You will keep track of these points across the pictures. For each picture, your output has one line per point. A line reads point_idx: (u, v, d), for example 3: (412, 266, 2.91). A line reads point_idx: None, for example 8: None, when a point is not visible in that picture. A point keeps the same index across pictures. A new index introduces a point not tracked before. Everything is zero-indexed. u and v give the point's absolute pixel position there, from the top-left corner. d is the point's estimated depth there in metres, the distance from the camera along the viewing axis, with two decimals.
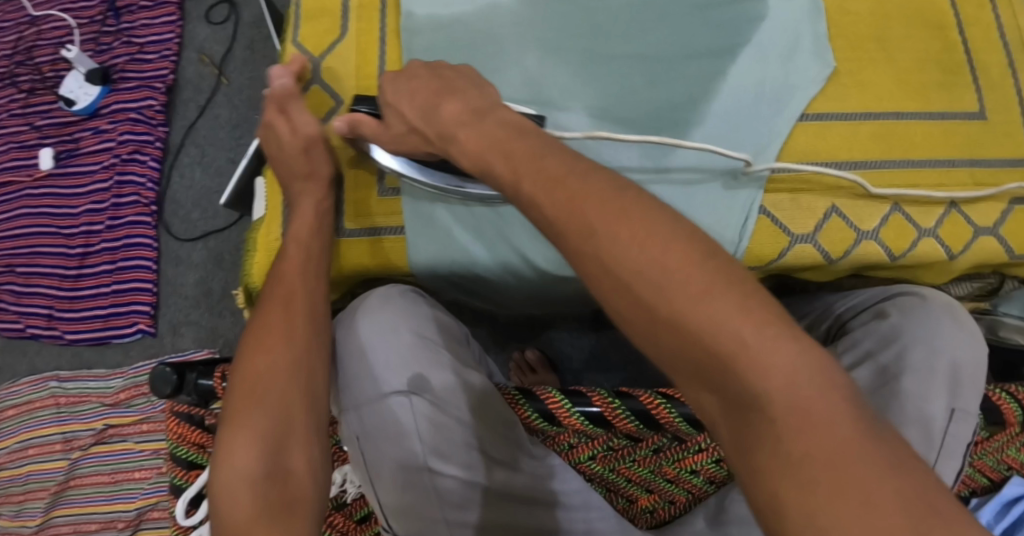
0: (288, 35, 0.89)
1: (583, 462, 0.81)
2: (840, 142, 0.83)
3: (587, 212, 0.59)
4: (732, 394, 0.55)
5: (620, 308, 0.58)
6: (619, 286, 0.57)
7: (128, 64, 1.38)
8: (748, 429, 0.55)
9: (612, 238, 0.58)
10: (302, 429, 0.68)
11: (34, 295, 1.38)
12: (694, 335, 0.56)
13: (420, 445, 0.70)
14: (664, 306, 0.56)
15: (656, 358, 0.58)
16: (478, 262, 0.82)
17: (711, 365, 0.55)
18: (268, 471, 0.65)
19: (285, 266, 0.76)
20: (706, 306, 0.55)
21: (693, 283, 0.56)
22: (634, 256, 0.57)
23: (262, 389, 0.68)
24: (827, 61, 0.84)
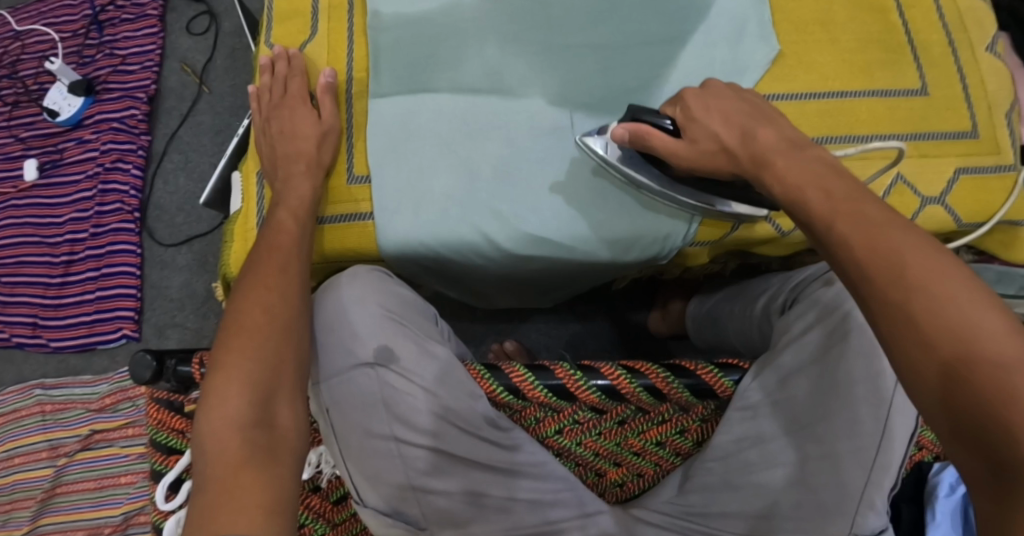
0: (263, 38, 0.93)
1: (551, 437, 0.83)
2: (792, 120, 0.86)
3: (911, 264, 0.63)
4: (999, 456, 0.57)
5: (917, 358, 0.61)
6: (920, 337, 0.61)
7: (111, 75, 1.41)
8: (1010, 492, 0.57)
9: (929, 291, 0.61)
10: (289, 382, 0.70)
11: (20, 305, 1.39)
12: (980, 394, 0.58)
13: (386, 415, 0.73)
14: (961, 363, 0.59)
15: (922, 404, 0.61)
16: (443, 243, 0.84)
17: (986, 422, 0.58)
18: (257, 419, 0.67)
19: (271, 239, 0.78)
20: (999, 370, 0.58)
21: (1001, 348, 0.59)
22: (948, 314, 0.60)
23: (253, 340, 0.70)
24: (773, 44, 0.87)
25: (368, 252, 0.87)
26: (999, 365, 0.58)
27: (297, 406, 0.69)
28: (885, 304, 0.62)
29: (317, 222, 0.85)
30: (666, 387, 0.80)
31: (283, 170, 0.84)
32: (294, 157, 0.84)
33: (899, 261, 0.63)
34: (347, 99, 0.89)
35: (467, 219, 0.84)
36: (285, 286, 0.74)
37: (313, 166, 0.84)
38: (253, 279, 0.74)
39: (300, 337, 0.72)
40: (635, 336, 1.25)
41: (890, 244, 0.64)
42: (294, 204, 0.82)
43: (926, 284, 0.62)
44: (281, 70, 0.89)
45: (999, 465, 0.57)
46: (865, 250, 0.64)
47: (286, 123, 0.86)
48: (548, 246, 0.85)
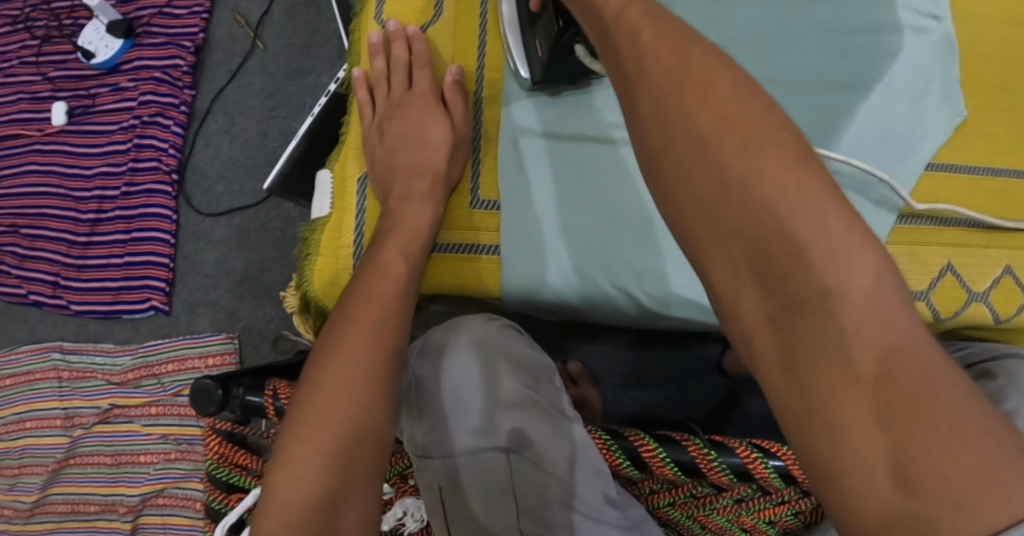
0: (371, 10, 0.83)
1: (662, 507, 0.80)
2: (964, 196, 0.76)
3: (680, 56, 0.54)
4: (795, 294, 0.49)
5: (691, 173, 0.53)
6: (692, 143, 0.52)
7: (154, 18, 1.27)
8: (805, 341, 0.49)
9: (704, 84, 0.53)
10: (364, 484, 0.59)
11: (39, 261, 1.28)
12: (759, 209, 0.50)
13: (513, 504, 0.67)
14: (735, 166, 0.51)
15: (694, 226, 0.52)
16: (578, 296, 0.76)
17: (769, 249, 0.50)
18: (323, 532, 0.57)
19: (380, 277, 0.68)
20: (772, 182, 0.50)
21: (775, 152, 0.51)
22: (709, 107, 0.52)
23: (329, 428, 0.60)
24: (958, 108, 0.76)
25: (484, 290, 0.77)
26: (768, 174, 0.50)
27: (369, 515, 0.59)
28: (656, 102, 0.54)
29: (432, 250, 0.76)
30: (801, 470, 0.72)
31: (403, 184, 0.76)
32: (414, 170, 0.76)
33: (679, 55, 0.54)
34: (477, 104, 0.80)
35: (608, 270, 0.75)
36: (372, 357, 0.63)
37: (433, 185, 0.76)
38: (330, 349, 0.63)
39: (380, 428, 0.62)
40: (702, 370, 1.16)
41: (670, 43, 0.55)
42: (409, 235, 0.72)
43: (709, 85, 0.53)
44: (398, 51, 0.81)
45: (789, 303, 0.49)
46: (638, 40, 0.56)
47: (411, 126, 0.79)
48: (689, 309, 0.75)
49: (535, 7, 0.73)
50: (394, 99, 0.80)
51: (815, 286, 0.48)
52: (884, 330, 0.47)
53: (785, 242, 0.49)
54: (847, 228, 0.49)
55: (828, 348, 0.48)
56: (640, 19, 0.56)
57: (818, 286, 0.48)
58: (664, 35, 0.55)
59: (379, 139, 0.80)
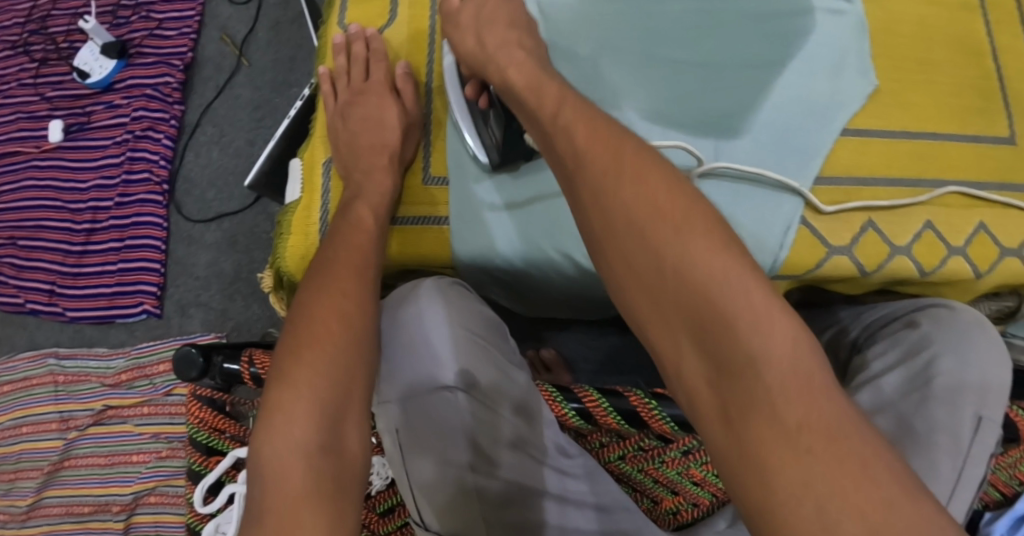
0: (335, 16, 0.91)
1: (613, 462, 0.84)
2: (885, 157, 0.82)
3: (617, 156, 0.62)
4: (726, 358, 0.55)
5: (632, 259, 0.59)
6: (633, 237, 0.59)
7: (146, 39, 1.35)
8: (738, 401, 0.54)
9: (636, 188, 0.60)
10: (361, 404, 0.65)
11: (36, 270, 1.35)
12: (692, 286, 0.56)
13: (464, 443, 0.71)
14: (669, 251, 0.57)
15: (642, 307, 0.59)
16: (523, 259, 0.81)
17: (704, 324, 0.56)
18: (325, 443, 0.61)
19: (344, 239, 0.74)
20: (704, 266, 0.56)
21: (707, 241, 0.57)
22: (643, 200, 0.59)
23: (328, 353, 0.64)
24: (871, 79, 0.83)
25: (440, 260, 0.84)
26: (700, 256, 0.57)
27: (365, 431, 0.64)
28: (599, 204, 0.61)
29: (391, 222, 0.83)
30: None
31: (364, 161, 0.82)
32: (376, 147, 0.83)
33: (614, 148, 0.62)
34: (428, 94, 0.88)
35: (549, 236, 0.80)
36: (360, 296, 0.69)
37: (394, 160, 0.83)
38: (320, 288, 0.69)
39: (370, 355, 0.67)
40: None
41: (611, 142, 0.63)
42: (374, 200, 0.79)
43: (640, 174, 0.60)
44: (357, 50, 0.88)
45: (723, 364, 0.55)
46: (583, 141, 0.64)
47: (369, 112, 0.85)
48: None
49: (484, 103, 0.82)
50: (355, 89, 0.87)
51: (743, 351, 0.54)
52: (804, 383, 0.53)
53: (716, 315, 0.55)
54: (771, 308, 0.55)
55: (758, 404, 0.53)
56: (571, 122, 0.66)
57: (747, 352, 0.54)
58: (600, 136, 0.63)
59: (343, 124, 0.87)
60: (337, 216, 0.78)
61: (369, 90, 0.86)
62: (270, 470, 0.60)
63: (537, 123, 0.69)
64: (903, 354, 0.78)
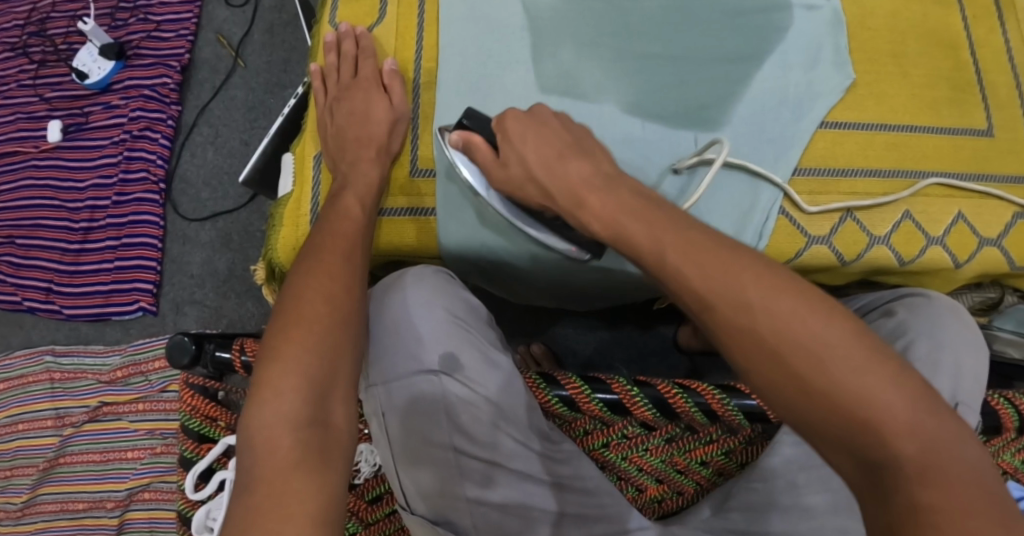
0: (326, 16, 0.92)
1: (597, 450, 0.83)
2: (862, 149, 0.84)
3: (741, 277, 0.62)
4: (871, 458, 0.58)
5: (778, 384, 0.60)
6: (780, 372, 0.60)
7: (143, 41, 1.38)
8: (890, 495, 0.57)
9: (773, 324, 0.61)
10: (346, 379, 0.67)
11: (34, 268, 1.36)
12: (837, 401, 0.59)
13: (445, 424, 0.72)
14: (813, 370, 0.59)
15: (790, 420, 0.61)
16: (507, 251, 0.84)
17: (854, 432, 0.58)
18: (312, 417, 0.64)
19: (333, 227, 0.76)
20: (849, 384, 0.59)
21: (851, 361, 0.59)
22: (777, 320, 0.61)
23: (314, 332, 0.67)
24: (847, 73, 0.85)
25: (428, 250, 0.86)
26: (847, 369, 0.59)
27: (351, 405, 0.67)
28: (740, 340, 0.62)
29: (379, 213, 0.84)
30: (720, 409, 0.78)
31: (351, 153, 0.84)
32: (364, 141, 0.84)
33: (728, 266, 0.63)
34: (416, 89, 0.88)
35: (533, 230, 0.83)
36: (345, 277, 0.71)
37: (382, 152, 0.84)
38: (308, 270, 0.71)
39: (357, 332, 0.69)
40: (661, 349, 1.22)
41: (734, 275, 0.62)
42: (361, 191, 0.81)
43: (769, 301, 0.61)
44: (348, 48, 0.90)
45: (875, 467, 0.58)
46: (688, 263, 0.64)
47: (356, 106, 0.86)
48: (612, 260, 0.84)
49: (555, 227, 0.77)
50: (343, 84, 0.89)
51: (892, 452, 0.57)
52: (946, 475, 0.56)
53: (869, 423, 0.58)
54: (915, 411, 0.58)
55: (901, 496, 0.56)
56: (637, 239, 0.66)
57: (890, 452, 0.57)
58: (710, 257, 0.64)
59: (331, 118, 0.88)
60: (326, 206, 0.79)
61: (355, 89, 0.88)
62: (261, 441, 0.63)
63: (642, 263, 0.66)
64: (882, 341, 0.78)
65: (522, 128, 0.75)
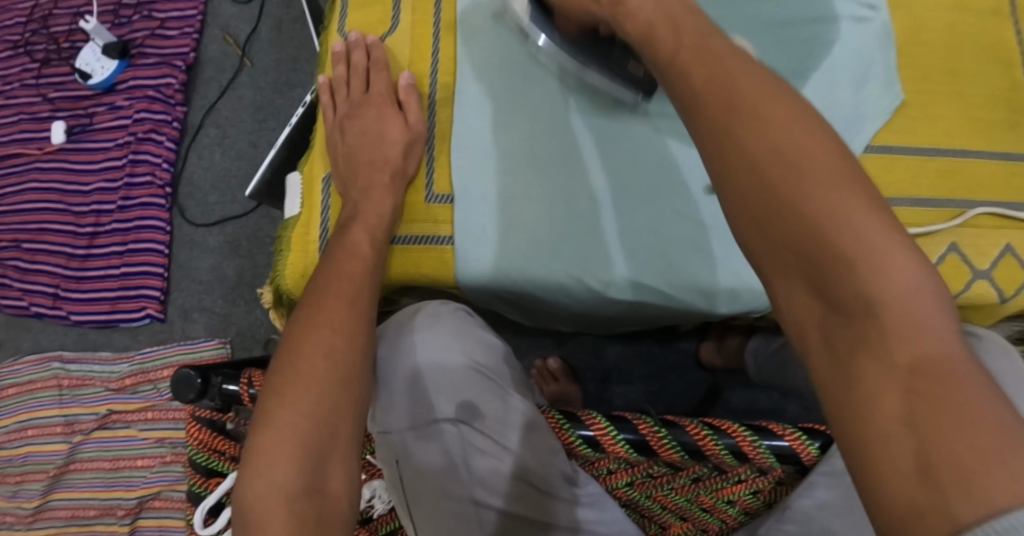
0: (335, 25, 0.89)
1: (620, 488, 0.81)
2: (907, 174, 0.79)
3: (737, 87, 0.55)
4: (838, 301, 0.49)
5: (748, 194, 0.52)
6: (755, 182, 0.52)
7: (147, 39, 1.33)
8: (846, 342, 0.48)
9: (761, 131, 0.53)
10: (346, 441, 0.63)
11: (40, 273, 1.34)
12: (810, 226, 0.50)
13: (465, 477, 0.69)
14: (794, 186, 0.51)
15: (751, 243, 0.53)
16: (530, 282, 0.80)
17: (824, 268, 0.49)
18: (308, 484, 0.60)
19: (339, 268, 0.72)
20: (827, 198, 0.50)
21: (833, 179, 0.50)
22: (765, 129, 0.53)
23: (311, 391, 0.63)
24: (898, 93, 0.80)
25: (443, 281, 0.82)
26: (829, 193, 0.50)
27: (352, 468, 0.63)
28: (722, 148, 0.54)
29: (391, 242, 0.80)
30: (751, 450, 0.75)
31: (364, 178, 0.80)
32: (377, 163, 0.80)
33: (733, 83, 0.55)
34: (432, 106, 0.85)
35: (559, 261, 0.80)
36: (348, 327, 0.68)
37: (395, 175, 0.81)
38: (309, 320, 0.67)
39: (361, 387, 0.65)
40: (682, 364, 1.19)
41: (742, 82, 0.55)
42: (372, 221, 0.77)
43: (764, 116, 0.53)
44: (358, 58, 0.85)
45: (834, 306, 0.49)
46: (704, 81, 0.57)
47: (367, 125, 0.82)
48: (640, 291, 0.80)
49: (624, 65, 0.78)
50: (353, 100, 0.85)
51: (861, 292, 0.48)
52: (918, 327, 0.47)
53: (829, 248, 0.49)
54: (895, 250, 0.49)
55: (867, 343, 0.48)
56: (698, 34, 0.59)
57: (862, 295, 0.48)
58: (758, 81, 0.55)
59: (342, 137, 0.84)
60: (333, 238, 0.76)
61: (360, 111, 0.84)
62: (253, 511, 0.59)
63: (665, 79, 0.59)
64: None
65: None
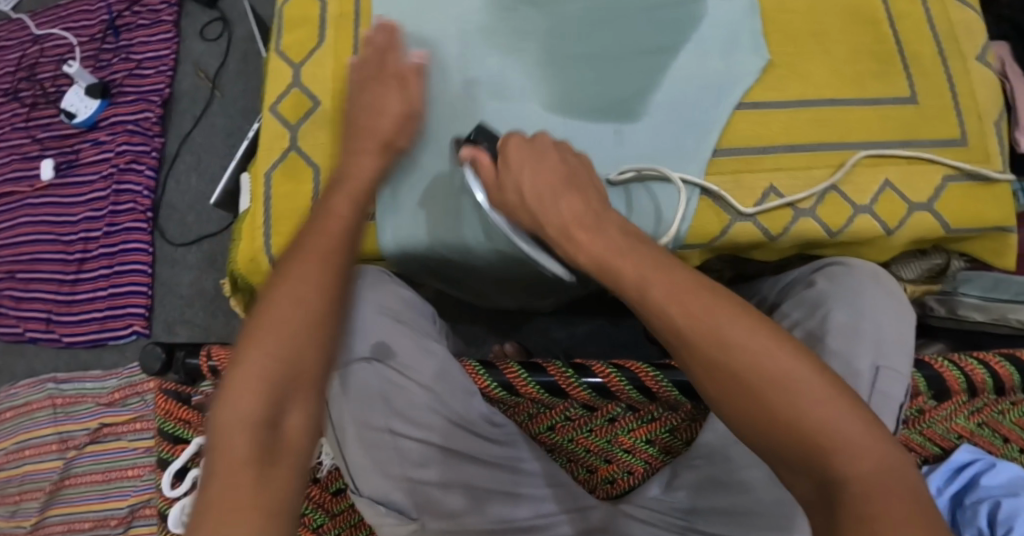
0: (271, 45, 0.97)
1: (543, 432, 0.87)
2: (781, 127, 0.88)
3: (720, 320, 0.63)
4: (826, 477, 0.60)
5: (748, 411, 0.62)
6: (752, 400, 0.62)
7: (126, 79, 1.45)
8: (840, 509, 0.58)
9: (742, 349, 0.62)
10: (311, 380, 0.69)
11: (34, 300, 1.43)
12: (798, 434, 0.61)
13: (384, 409, 0.77)
14: (778, 406, 0.61)
15: (750, 439, 0.63)
16: (443, 247, 0.88)
17: (812, 458, 0.60)
18: (270, 417, 0.67)
19: (320, 219, 0.76)
20: (809, 410, 0.60)
21: (813, 392, 0.61)
22: (747, 353, 0.62)
23: (280, 334, 0.69)
24: (763, 54, 0.90)
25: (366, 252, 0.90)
26: (811, 404, 0.61)
27: (311, 410, 0.69)
28: (709, 368, 0.63)
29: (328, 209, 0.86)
30: (655, 385, 0.82)
31: (352, 143, 0.83)
32: (367, 130, 0.83)
33: (715, 303, 0.64)
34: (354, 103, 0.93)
35: (466, 225, 0.88)
36: (319, 276, 0.72)
37: (384, 146, 0.83)
38: (286, 269, 0.72)
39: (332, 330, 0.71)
40: (633, 341, 1.25)
41: (713, 313, 0.63)
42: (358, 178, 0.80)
43: (743, 342, 0.63)
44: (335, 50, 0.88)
45: (827, 484, 0.59)
46: (675, 311, 0.64)
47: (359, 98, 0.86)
48: None
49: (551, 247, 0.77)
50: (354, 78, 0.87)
51: (841, 471, 0.59)
52: (890, 484, 0.58)
53: (818, 438, 0.60)
54: (869, 441, 0.60)
55: (847, 502, 0.58)
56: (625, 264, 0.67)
57: (839, 473, 0.59)
58: (702, 293, 0.64)
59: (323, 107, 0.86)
60: (317, 206, 0.78)
61: (291, 112, 0.94)
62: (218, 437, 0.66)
63: (622, 296, 0.67)
64: (803, 314, 0.80)
65: (522, 153, 0.75)
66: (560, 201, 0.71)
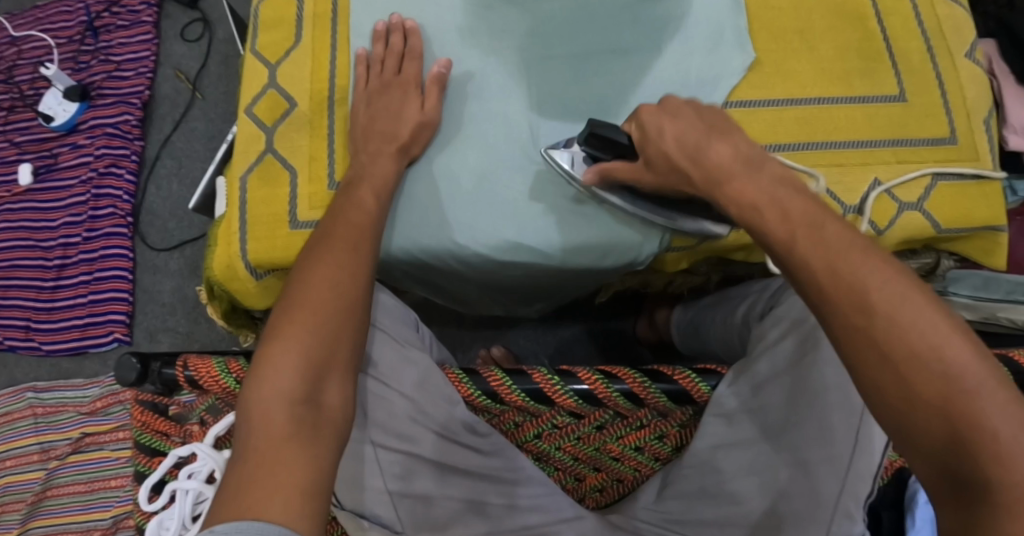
0: (248, 45, 0.95)
1: (530, 441, 0.84)
2: (769, 127, 0.88)
3: (819, 225, 0.64)
4: (916, 382, 0.58)
5: (862, 336, 0.60)
6: (839, 297, 0.61)
7: (105, 81, 1.43)
8: (927, 417, 0.57)
9: (890, 324, 0.59)
10: (345, 364, 0.68)
11: (12, 307, 1.40)
12: (890, 332, 0.59)
13: (363, 421, 0.76)
14: (871, 292, 0.60)
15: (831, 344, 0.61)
16: (420, 248, 0.87)
17: (901, 360, 0.58)
18: (306, 395, 0.65)
19: (345, 216, 0.78)
20: (894, 309, 0.59)
21: (903, 290, 0.60)
22: (839, 249, 0.62)
23: (320, 317, 0.68)
24: (749, 52, 0.89)
25: None
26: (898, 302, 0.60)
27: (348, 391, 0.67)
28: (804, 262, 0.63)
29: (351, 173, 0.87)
30: (643, 392, 0.79)
31: (374, 145, 0.84)
32: (386, 136, 0.84)
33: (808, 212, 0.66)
34: (330, 107, 0.91)
35: (443, 228, 0.86)
36: (353, 267, 0.73)
37: (401, 150, 0.85)
38: (322, 257, 0.73)
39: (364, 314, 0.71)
40: (624, 343, 1.24)
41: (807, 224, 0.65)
42: (378, 182, 0.82)
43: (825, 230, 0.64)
44: (397, 42, 0.89)
45: (915, 387, 0.58)
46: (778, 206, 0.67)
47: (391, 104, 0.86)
48: (520, 252, 0.87)
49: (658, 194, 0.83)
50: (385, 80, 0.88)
51: (933, 372, 0.57)
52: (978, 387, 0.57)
53: (906, 340, 0.58)
54: (1014, 411, 0.56)
55: (936, 409, 0.57)
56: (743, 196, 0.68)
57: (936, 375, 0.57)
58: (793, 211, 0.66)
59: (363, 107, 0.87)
60: (340, 197, 0.80)
61: (266, 113, 0.91)
62: (255, 414, 0.64)
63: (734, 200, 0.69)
64: (792, 320, 0.80)
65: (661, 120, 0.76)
66: (719, 139, 0.72)
